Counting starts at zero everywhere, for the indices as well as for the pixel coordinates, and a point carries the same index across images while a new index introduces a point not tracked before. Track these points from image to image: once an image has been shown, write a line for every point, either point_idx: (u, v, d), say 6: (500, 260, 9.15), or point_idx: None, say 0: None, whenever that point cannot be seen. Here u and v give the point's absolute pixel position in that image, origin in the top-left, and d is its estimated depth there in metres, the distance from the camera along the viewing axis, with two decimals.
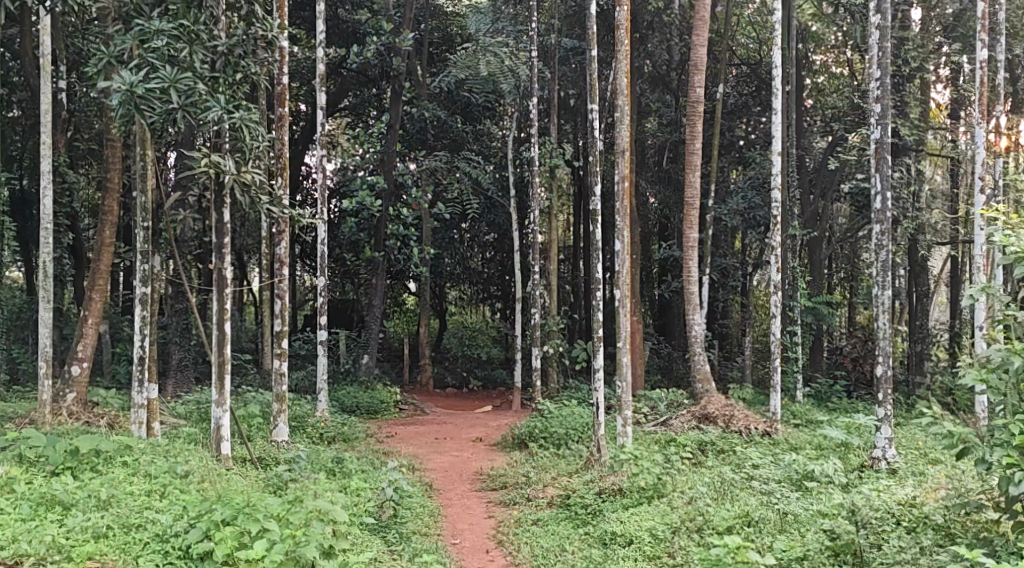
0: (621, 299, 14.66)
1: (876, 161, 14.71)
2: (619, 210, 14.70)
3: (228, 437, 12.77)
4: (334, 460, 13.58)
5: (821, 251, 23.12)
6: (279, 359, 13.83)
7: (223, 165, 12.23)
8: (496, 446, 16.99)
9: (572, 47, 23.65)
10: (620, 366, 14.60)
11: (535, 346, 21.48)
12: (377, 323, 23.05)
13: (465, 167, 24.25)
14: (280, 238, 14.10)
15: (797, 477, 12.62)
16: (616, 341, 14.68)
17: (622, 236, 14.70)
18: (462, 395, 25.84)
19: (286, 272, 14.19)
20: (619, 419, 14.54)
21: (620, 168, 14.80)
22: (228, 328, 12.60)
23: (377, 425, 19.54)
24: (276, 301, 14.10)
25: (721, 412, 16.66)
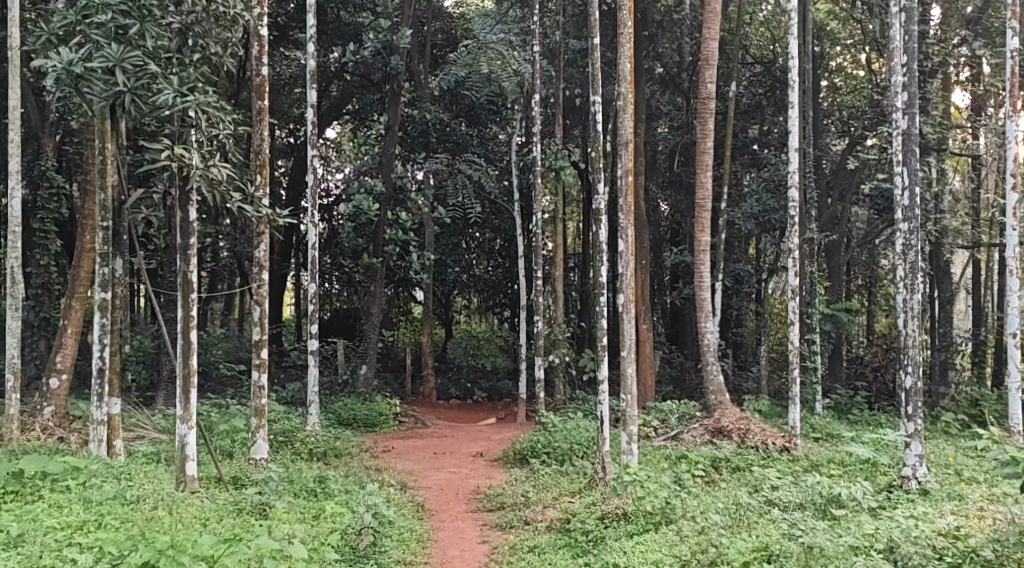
0: (625, 304, 13.73)
1: (904, 153, 13.72)
2: (622, 208, 13.75)
3: (194, 456, 11.86)
4: (318, 479, 12.70)
5: (840, 256, 22.17)
6: (258, 370, 12.95)
7: (187, 158, 11.42)
8: (497, 461, 16.08)
9: (579, 48, 22.76)
10: (624, 376, 13.66)
11: (539, 356, 20.55)
12: (375, 333, 22.14)
13: (468, 170, 23.39)
14: (260, 241, 13.27)
15: (821, 501, 11.67)
16: (619, 348, 13.74)
17: (626, 235, 13.78)
18: (466, 407, 24.93)
19: (266, 277, 13.30)
20: (624, 435, 13.60)
21: (624, 161, 13.89)
22: (194, 338, 11.78)
23: (373, 439, 18.66)
24: (255, 308, 13.27)
25: (736, 426, 15.69)
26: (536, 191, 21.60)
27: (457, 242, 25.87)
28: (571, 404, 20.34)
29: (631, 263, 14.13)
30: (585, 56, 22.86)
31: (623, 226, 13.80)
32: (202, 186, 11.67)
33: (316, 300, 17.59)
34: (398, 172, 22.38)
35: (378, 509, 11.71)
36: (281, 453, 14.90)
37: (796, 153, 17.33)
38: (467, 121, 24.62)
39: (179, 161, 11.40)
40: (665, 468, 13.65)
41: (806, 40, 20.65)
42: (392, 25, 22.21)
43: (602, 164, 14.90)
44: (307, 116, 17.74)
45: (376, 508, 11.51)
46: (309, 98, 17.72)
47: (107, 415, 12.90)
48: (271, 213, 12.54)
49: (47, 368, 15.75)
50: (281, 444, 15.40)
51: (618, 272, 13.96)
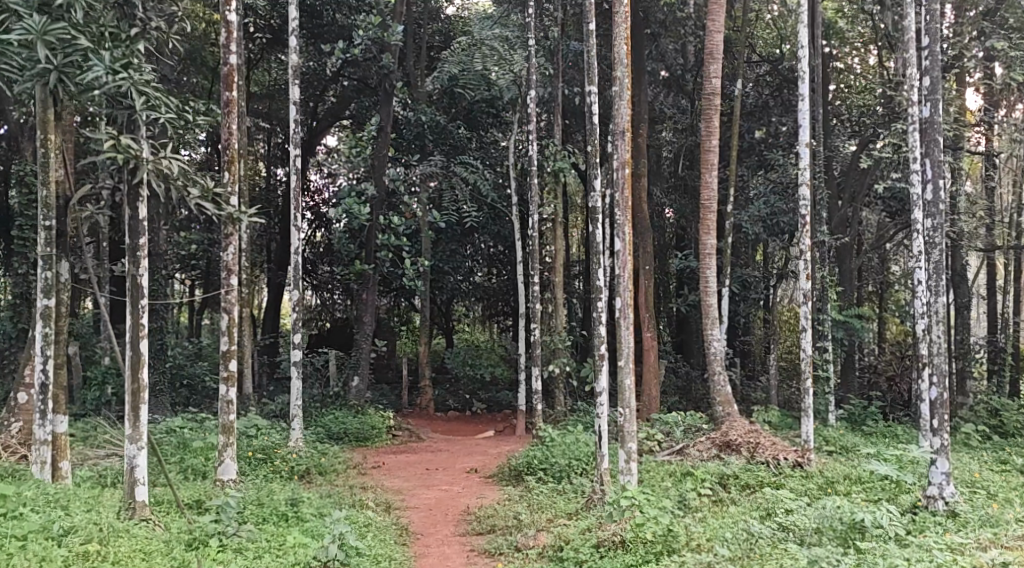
0: (623, 308, 12.91)
1: (926, 143, 12.79)
2: (618, 203, 12.93)
3: (145, 480, 11.11)
4: (292, 503, 11.85)
5: (851, 260, 21.25)
6: (228, 384, 12.32)
7: (134, 149, 10.83)
8: (491, 478, 15.16)
9: (577, 48, 21.88)
10: (622, 387, 12.80)
11: (536, 366, 19.60)
12: (368, 343, 21.29)
13: (462, 171, 22.44)
14: (229, 244, 12.64)
15: (841, 527, 10.77)
16: (617, 357, 12.89)
17: (624, 233, 12.95)
18: (465, 419, 24.02)
19: (235, 281, 12.66)
20: (623, 453, 12.74)
21: (620, 152, 13.11)
22: (145, 349, 11.10)
23: (362, 454, 17.79)
24: (223, 316, 12.62)
25: (745, 439, 14.74)
26: (533, 193, 20.68)
27: (455, 249, 24.98)
28: (572, 417, 19.46)
29: (630, 263, 13.30)
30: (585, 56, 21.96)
31: (619, 224, 13.01)
32: (152, 181, 11.10)
33: (297, 308, 16.68)
34: (389, 176, 21.59)
35: (355, 539, 10.85)
36: (259, 473, 13.99)
37: (808, 148, 16.36)
38: (465, 124, 23.68)
39: (131, 155, 10.83)
40: (666, 486, 12.78)
41: (815, 35, 19.77)
42: (383, 21, 21.54)
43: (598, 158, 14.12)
44: (291, 113, 16.80)
45: (342, 536, 10.53)
46: (294, 95, 16.82)
47: (52, 434, 12.27)
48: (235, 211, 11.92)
49: (17, 383, 14.96)
50: (261, 463, 14.51)
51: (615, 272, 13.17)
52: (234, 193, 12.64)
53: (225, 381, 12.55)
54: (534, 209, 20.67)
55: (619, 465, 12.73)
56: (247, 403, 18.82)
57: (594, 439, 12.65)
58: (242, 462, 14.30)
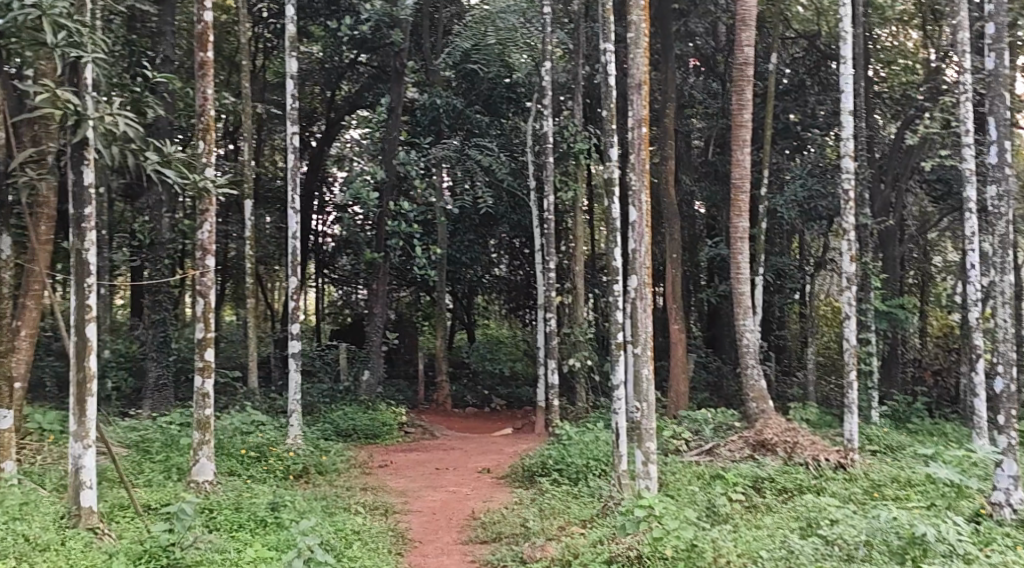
0: (639, 287, 11.84)
1: (991, 101, 11.80)
2: (633, 165, 11.96)
3: (90, 483, 10.58)
4: (272, 508, 11.22)
5: (895, 245, 19.91)
6: (202, 375, 12.10)
7: (76, 105, 10.42)
8: (504, 479, 14.04)
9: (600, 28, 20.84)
10: (639, 379, 11.68)
11: (553, 359, 18.42)
12: (378, 335, 20.26)
13: (477, 154, 21.20)
14: (205, 220, 12.46)
15: (896, 542, 9.60)
16: (633, 345, 11.76)
17: (640, 202, 11.94)
18: (485, 416, 22.88)
19: (211, 262, 12.46)
20: (640, 455, 11.62)
21: (636, 109, 12.08)
22: (92, 336, 10.70)
23: (368, 452, 16.73)
24: (198, 300, 12.40)
25: (781, 438, 13.47)
26: (549, 172, 19.46)
27: (473, 239, 23.87)
28: (593, 413, 18.28)
29: (648, 239, 12.21)
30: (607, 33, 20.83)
31: (636, 190, 11.97)
32: (96, 140, 10.75)
33: (297, 296, 15.38)
34: (397, 160, 20.35)
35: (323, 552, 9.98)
36: (252, 476, 12.98)
37: (851, 118, 15.03)
38: (483, 108, 22.57)
39: (74, 112, 10.42)
40: (691, 490, 11.66)
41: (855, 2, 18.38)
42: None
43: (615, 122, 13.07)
44: (288, 87, 15.76)
45: (307, 553, 9.37)
46: (291, 67, 15.80)
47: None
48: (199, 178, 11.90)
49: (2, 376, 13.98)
50: (254, 461, 13.50)
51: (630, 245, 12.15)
52: (209, 164, 12.75)
53: (204, 374, 12.25)
54: (550, 190, 19.43)
55: (635, 469, 11.59)
56: (251, 399, 17.85)
57: (611, 439, 11.61)
58: (235, 460, 13.31)
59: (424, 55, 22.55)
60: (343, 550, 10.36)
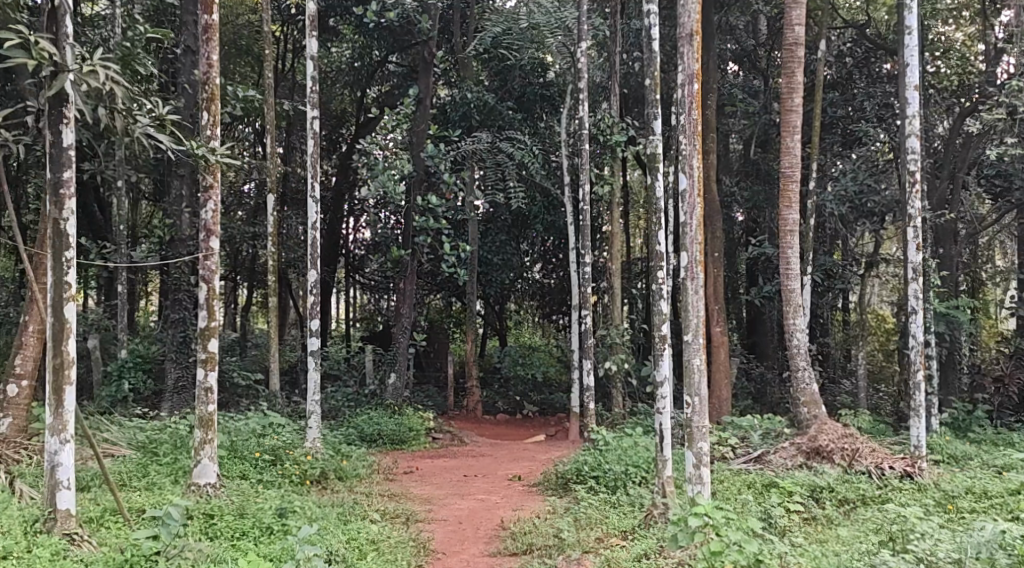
0: (690, 267, 11.14)
1: None
2: (685, 126, 11.19)
3: (66, 483, 10.03)
4: (280, 514, 10.48)
5: (953, 243, 18.83)
6: (205, 367, 11.37)
7: (55, 56, 9.95)
8: (535, 487, 13.07)
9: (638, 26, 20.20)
10: (691, 370, 10.99)
11: (587, 359, 17.42)
12: (405, 336, 19.40)
13: (508, 146, 20.22)
14: (209, 196, 11.93)
15: (1005, 560, 8.74)
16: (683, 334, 11.12)
17: (690, 169, 11.22)
18: (515, 423, 21.93)
19: (215, 244, 11.84)
20: (692, 457, 10.92)
21: (687, 61, 11.28)
22: (70, 316, 10.17)
23: (392, 457, 15.83)
24: (201, 284, 11.71)
25: (838, 443, 12.46)
26: (584, 163, 18.50)
27: (504, 239, 22.99)
28: (631, 419, 17.30)
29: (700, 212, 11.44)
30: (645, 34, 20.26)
31: (686, 156, 11.23)
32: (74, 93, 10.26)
33: (315, 291, 14.54)
34: (426, 154, 19.52)
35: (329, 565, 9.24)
36: (266, 480, 12.17)
37: (917, 94, 14.40)
38: (515, 104, 21.75)
39: (51, 62, 9.93)
40: (744, 500, 10.74)
41: None
42: None
43: (659, 93, 12.07)
44: (308, 70, 15.04)
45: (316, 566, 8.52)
46: (311, 49, 15.14)
47: None
48: (192, 147, 11.35)
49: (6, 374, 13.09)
50: (269, 465, 12.67)
51: (678, 220, 11.35)
52: (213, 137, 12.05)
53: (207, 366, 11.58)
54: (586, 182, 18.47)
55: (687, 473, 10.85)
56: (271, 402, 17.00)
57: (655, 443, 10.73)
58: (249, 463, 12.49)
59: (455, 49, 21.75)
60: (357, 562, 9.63)
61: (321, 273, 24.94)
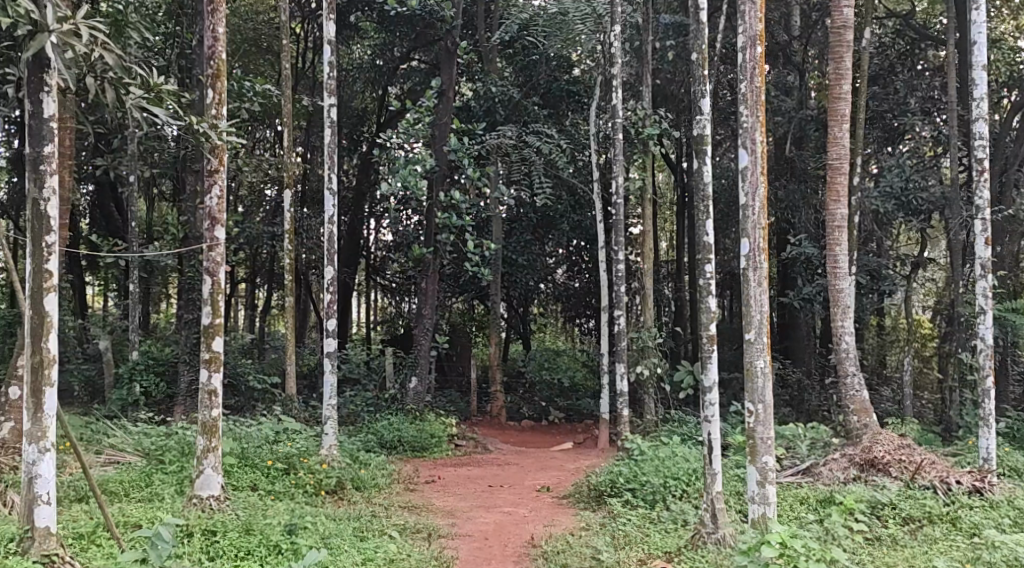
0: (753, 254, 10.44)
1: None
2: (747, 94, 10.53)
3: (44, 494, 9.29)
4: (289, 532, 9.67)
5: (1005, 243, 17.96)
6: (207, 368, 10.67)
7: (37, 16, 9.28)
8: (567, 498, 12.29)
9: (671, 23, 19.62)
10: (754, 374, 10.35)
11: (621, 364, 16.34)
12: (427, 339, 18.65)
13: (535, 140, 19.40)
14: (213, 184, 11.23)
15: None
16: (743, 332, 10.47)
17: (752, 143, 10.54)
18: (542, 429, 21.11)
19: (220, 234, 11.13)
20: (755, 474, 10.33)
21: (750, 21, 10.59)
22: (51, 308, 9.47)
23: (413, 465, 15.04)
24: (205, 278, 10.99)
25: (893, 457, 11.79)
26: (617, 154, 17.55)
27: (530, 240, 22.20)
28: (665, 427, 16.47)
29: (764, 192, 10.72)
30: (679, 30, 19.70)
31: (749, 127, 10.54)
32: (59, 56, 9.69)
33: (332, 289, 13.77)
34: (449, 148, 18.78)
35: None
36: (280, 490, 11.44)
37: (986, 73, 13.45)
38: (541, 101, 21.05)
39: (29, 20, 9.28)
40: (803, 522, 10.11)
41: None
42: None
43: (707, 68, 11.11)
44: (326, 56, 14.31)
45: None
46: (328, 32, 14.40)
47: None
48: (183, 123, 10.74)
49: (7, 376, 12.40)
50: (283, 474, 11.92)
51: (738, 201, 10.65)
52: (218, 118, 11.35)
53: (211, 367, 10.87)
54: (619, 176, 17.58)
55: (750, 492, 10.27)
56: (287, 407, 16.27)
57: (704, 456, 10.01)
58: (260, 472, 11.75)
59: (478, 44, 21.09)
60: None
61: (341, 275, 24.25)
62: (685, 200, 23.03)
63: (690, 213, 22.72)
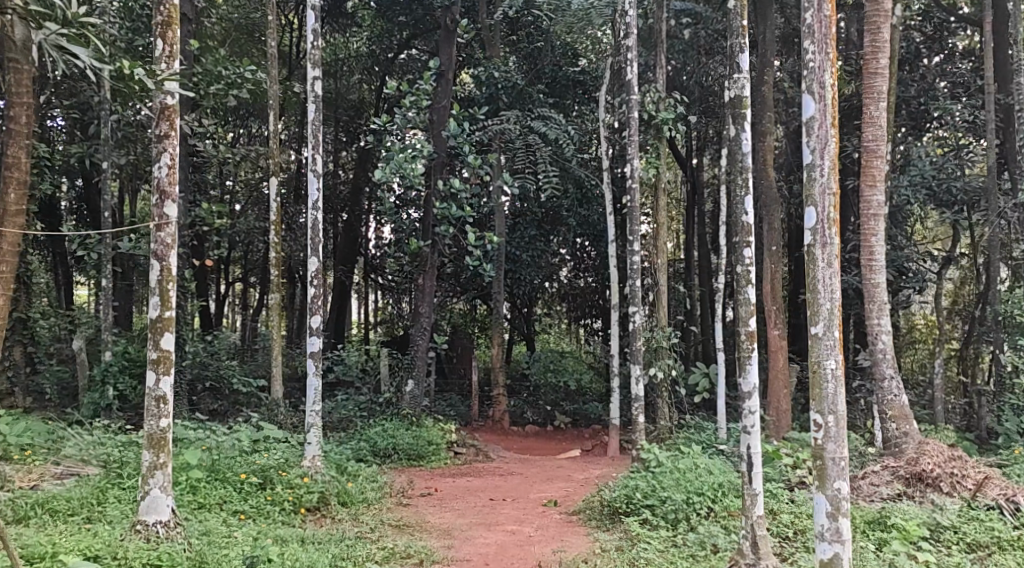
0: (822, 222, 9.37)
1: None
2: (814, 31, 9.49)
3: None
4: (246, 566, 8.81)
5: None
6: (155, 372, 9.64)
7: None
8: (577, 515, 11.12)
9: (684, 10, 18.48)
10: (823, 377, 9.31)
11: (636, 364, 14.93)
12: (425, 338, 17.27)
13: (541, 126, 18.16)
14: (165, 146, 10.13)
15: None
16: (809, 325, 9.49)
17: (820, 90, 9.46)
18: (548, 435, 19.93)
19: (172, 211, 10.06)
20: (824, 504, 9.19)
21: None
22: None
23: (405, 476, 13.79)
24: (152, 262, 9.99)
25: (942, 470, 11.34)
26: (633, 132, 15.78)
27: (536, 235, 20.92)
28: (682, 434, 15.27)
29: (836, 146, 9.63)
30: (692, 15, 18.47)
31: (816, 68, 9.46)
32: None
33: (317, 282, 12.55)
34: (447, 133, 17.54)
35: None
36: (253, 509, 10.40)
37: None
38: (547, 89, 19.82)
39: None
40: (862, 551, 9.78)
41: None
42: None
43: (746, 19, 10.47)
44: (310, 22, 13.06)
45: None
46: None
47: None
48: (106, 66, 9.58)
49: None
50: (258, 490, 10.85)
51: (804, 160, 9.58)
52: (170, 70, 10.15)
53: (159, 368, 9.74)
54: (633, 152, 15.70)
55: (819, 527, 9.20)
56: (273, 413, 15.13)
57: (743, 471, 9.50)
58: (232, 488, 10.69)
59: (479, 28, 19.85)
60: None
61: (336, 273, 23.00)
62: (697, 195, 21.80)
63: (702, 209, 21.50)
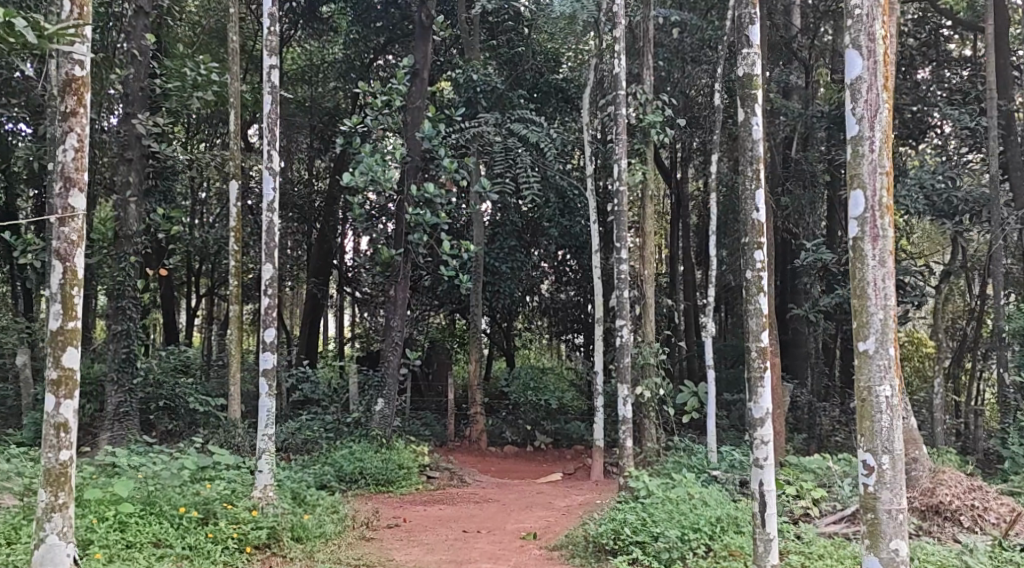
0: (873, 210, 8.44)
1: None
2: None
3: None
4: None
5: None
6: (56, 394, 8.73)
7: None
8: (558, 552, 10.12)
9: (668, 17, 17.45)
10: (873, 404, 8.34)
11: (622, 384, 13.81)
12: (395, 353, 16.00)
13: (520, 129, 17.11)
14: (70, 124, 9.02)
15: None
16: (855, 343, 8.52)
17: (871, 56, 8.52)
18: (528, 456, 18.81)
19: (81, 201, 8.99)
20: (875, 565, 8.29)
21: None
22: None
23: (371, 504, 12.67)
24: (54, 262, 8.95)
25: (965, 504, 10.73)
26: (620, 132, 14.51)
27: (516, 245, 19.81)
28: (672, 458, 14.23)
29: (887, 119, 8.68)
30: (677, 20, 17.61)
31: (864, 16, 8.54)
32: None
33: (272, 292, 11.45)
34: (422, 135, 16.43)
35: None
36: (189, 550, 9.41)
37: None
38: (528, 92, 18.77)
39: None
40: None
41: None
42: None
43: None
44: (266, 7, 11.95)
45: None
46: None
47: None
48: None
49: None
50: (198, 526, 9.85)
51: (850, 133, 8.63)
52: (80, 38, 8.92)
53: (63, 389, 8.83)
54: (620, 152, 14.47)
55: None
56: (230, 435, 14.01)
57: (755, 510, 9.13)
58: (169, 524, 9.71)
59: (458, 30, 18.87)
60: None
61: (307, 286, 21.84)
62: (682, 208, 20.84)
63: (687, 222, 20.52)
